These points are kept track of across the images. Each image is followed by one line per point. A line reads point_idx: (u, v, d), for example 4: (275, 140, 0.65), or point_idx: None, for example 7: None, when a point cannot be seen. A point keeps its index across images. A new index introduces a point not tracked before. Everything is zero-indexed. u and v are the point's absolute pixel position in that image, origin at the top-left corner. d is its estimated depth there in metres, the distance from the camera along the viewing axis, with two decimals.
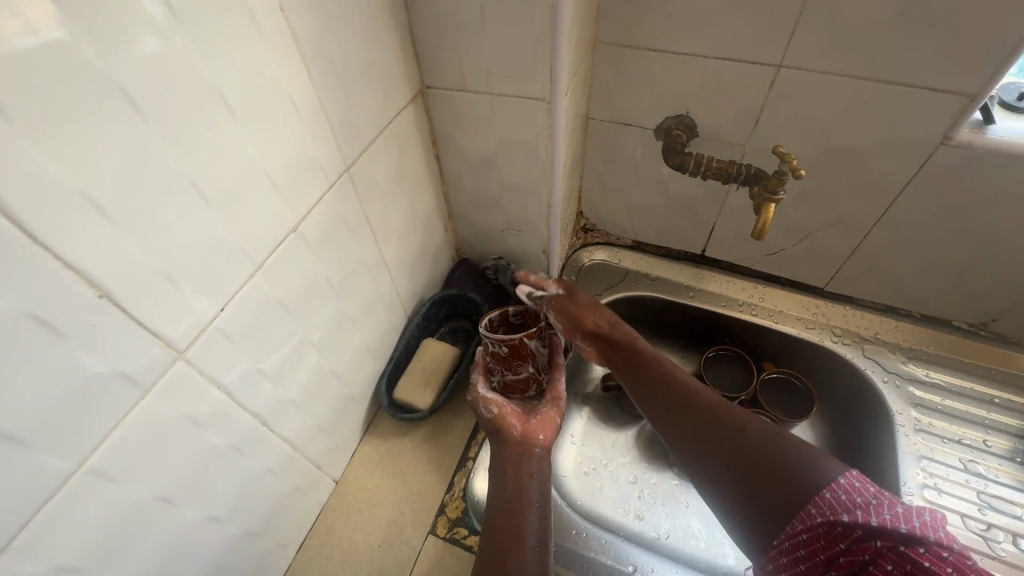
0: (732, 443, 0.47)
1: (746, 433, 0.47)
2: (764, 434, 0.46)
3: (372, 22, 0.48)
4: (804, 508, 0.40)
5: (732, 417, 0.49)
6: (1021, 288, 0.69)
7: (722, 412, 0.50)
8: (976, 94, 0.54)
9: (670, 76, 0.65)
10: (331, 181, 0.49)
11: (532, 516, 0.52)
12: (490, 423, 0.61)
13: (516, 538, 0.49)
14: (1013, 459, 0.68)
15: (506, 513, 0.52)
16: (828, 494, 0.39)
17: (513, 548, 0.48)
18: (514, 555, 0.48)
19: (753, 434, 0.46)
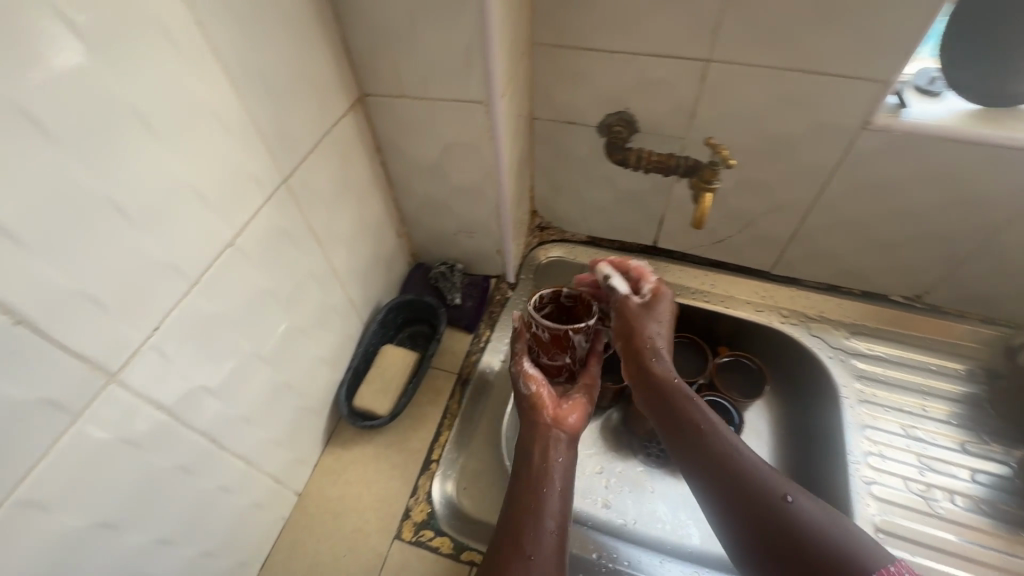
0: (778, 515, 0.46)
1: (796, 511, 0.46)
2: (815, 517, 0.46)
3: (300, 33, 0.48)
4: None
5: (779, 486, 0.48)
6: (947, 260, 0.73)
7: (768, 479, 0.49)
8: (887, 80, 0.57)
9: (607, 74, 0.66)
10: (268, 193, 0.48)
11: (552, 497, 0.53)
12: (526, 400, 0.61)
13: (533, 521, 0.51)
14: (951, 422, 0.72)
15: (527, 493, 0.53)
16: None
17: (529, 534, 0.50)
18: (532, 540, 0.49)
19: (802, 514, 0.46)
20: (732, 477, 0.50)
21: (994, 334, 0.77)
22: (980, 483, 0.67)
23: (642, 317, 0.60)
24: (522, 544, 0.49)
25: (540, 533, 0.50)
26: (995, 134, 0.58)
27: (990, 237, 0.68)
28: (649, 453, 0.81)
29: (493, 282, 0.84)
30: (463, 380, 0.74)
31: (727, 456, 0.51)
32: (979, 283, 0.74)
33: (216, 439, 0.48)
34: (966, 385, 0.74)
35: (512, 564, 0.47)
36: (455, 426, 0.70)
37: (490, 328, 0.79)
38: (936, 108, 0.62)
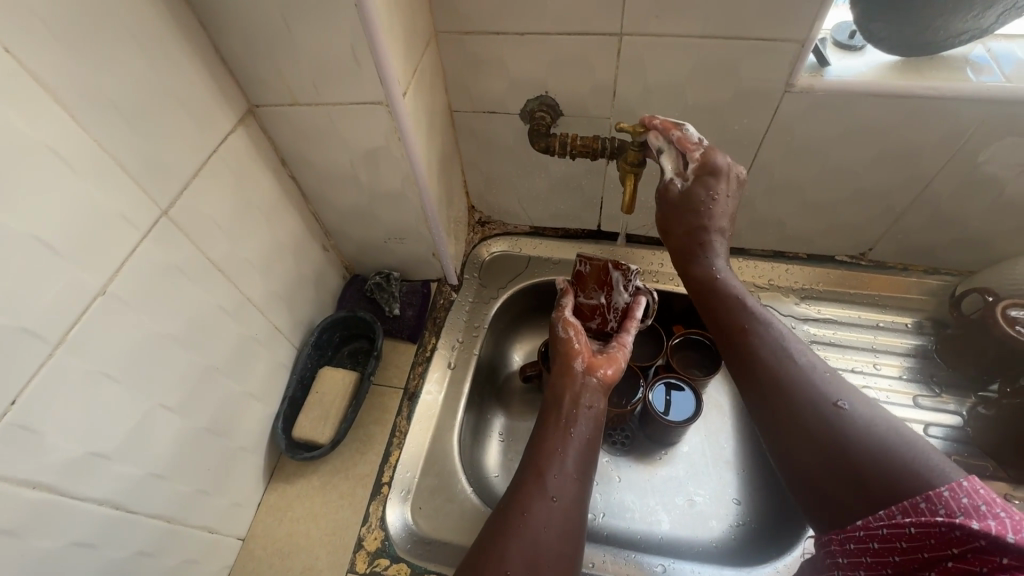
0: (827, 423, 0.40)
1: (848, 417, 0.40)
2: (871, 421, 0.39)
3: (157, 46, 0.43)
4: (907, 497, 0.34)
5: (831, 392, 0.42)
6: (886, 216, 0.72)
7: (819, 385, 0.43)
8: (805, 39, 0.54)
9: (520, 58, 0.62)
10: (146, 230, 0.44)
11: (575, 444, 0.56)
12: (563, 344, 0.65)
13: (554, 464, 0.54)
14: (902, 377, 0.72)
15: (551, 437, 0.56)
16: (946, 493, 0.32)
17: (552, 477, 0.53)
18: (554, 479, 0.52)
19: (855, 418, 0.40)
20: (774, 389, 0.44)
21: (939, 284, 0.77)
22: (934, 437, 0.68)
23: (689, 203, 0.54)
24: (545, 485, 0.52)
25: (561, 476, 0.53)
26: (916, 87, 0.57)
27: (924, 189, 0.67)
28: (613, 441, 0.80)
29: (435, 286, 0.80)
30: (410, 395, 0.71)
31: (772, 372, 0.45)
32: (919, 235, 0.73)
33: (123, 505, 0.44)
34: (915, 338, 0.75)
35: (533, 500, 0.50)
36: (406, 444, 0.67)
37: (435, 336, 0.77)
38: (857, 63, 0.60)
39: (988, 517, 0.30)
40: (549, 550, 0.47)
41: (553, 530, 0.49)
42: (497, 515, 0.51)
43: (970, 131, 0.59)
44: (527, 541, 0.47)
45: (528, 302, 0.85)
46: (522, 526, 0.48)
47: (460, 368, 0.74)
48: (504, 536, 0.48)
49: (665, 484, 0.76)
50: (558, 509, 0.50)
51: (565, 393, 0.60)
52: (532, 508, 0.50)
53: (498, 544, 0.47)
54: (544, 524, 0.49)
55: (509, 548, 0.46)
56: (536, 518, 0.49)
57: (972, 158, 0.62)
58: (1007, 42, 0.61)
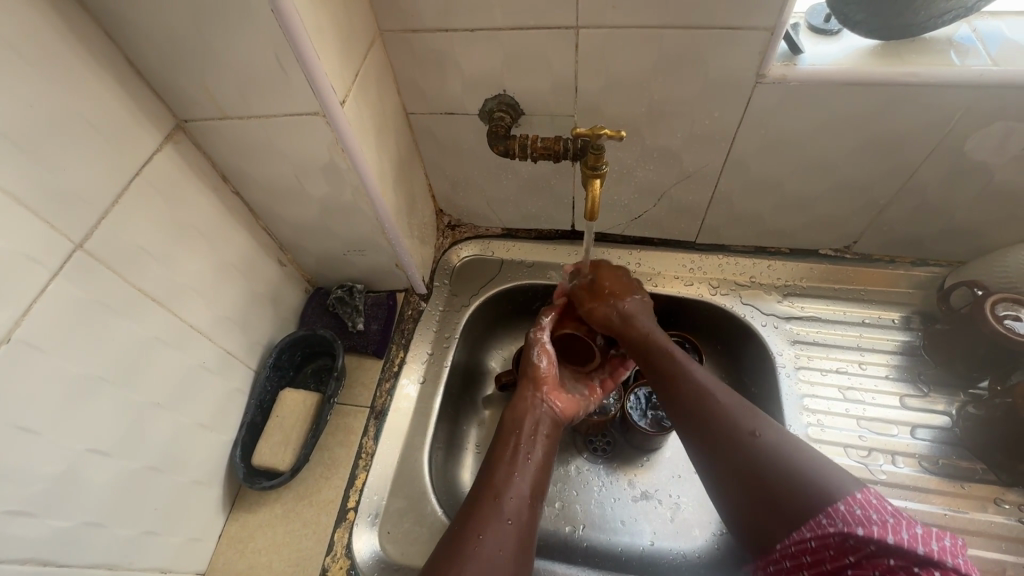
0: (746, 452, 0.47)
1: (762, 446, 0.46)
2: (782, 449, 0.45)
3: (55, 67, 0.40)
4: (812, 515, 0.40)
5: (749, 423, 0.48)
6: (869, 208, 0.68)
7: (740, 419, 0.49)
8: (773, 26, 0.50)
9: (472, 56, 0.58)
10: (57, 267, 0.41)
11: (530, 469, 0.56)
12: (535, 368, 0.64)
13: (508, 488, 0.53)
14: (889, 376, 0.69)
15: (507, 461, 0.56)
16: (843, 508, 0.39)
17: (508, 500, 0.52)
18: (509, 501, 0.52)
19: (769, 448, 0.46)
20: (706, 424, 0.51)
21: (927, 276, 0.74)
22: (921, 439, 0.65)
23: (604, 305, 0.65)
24: (500, 509, 0.51)
25: (517, 499, 0.52)
26: (895, 74, 0.53)
27: (908, 180, 0.63)
28: (593, 448, 0.77)
29: (402, 296, 0.77)
30: (377, 414, 0.68)
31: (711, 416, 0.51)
32: (904, 227, 0.70)
33: (47, 560, 0.42)
34: (902, 334, 0.72)
35: (489, 523, 0.49)
36: (372, 466, 0.64)
37: (403, 350, 0.73)
38: (832, 49, 0.56)
39: (874, 524, 0.37)
40: (505, 570, 0.46)
41: (508, 551, 0.47)
42: (449, 536, 0.49)
43: (954, 119, 0.56)
44: (483, 562, 0.46)
45: (503, 308, 0.81)
46: (478, 548, 0.47)
47: (429, 383, 0.70)
48: (459, 556, 0.46)
49: (646, 492, 0.74)
50: (512, 531, 0.49)
51: (526, 416, 0.60)
52: (489, 529, 0.48)
53: (455, 562, 0.45)
54: (499, 546, 0.47)
55: (467, 567, 0.45)
56: (491, 541, 0.47)
57: (957, 147, 0.58)
58: (993, 21, 0.57)
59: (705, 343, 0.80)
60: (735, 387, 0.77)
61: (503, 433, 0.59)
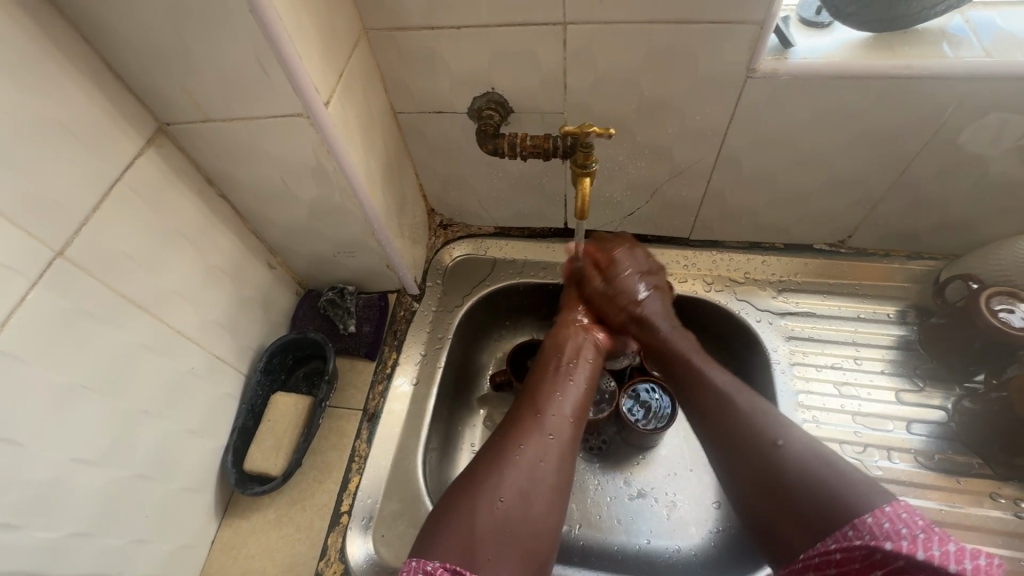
0: (768, 460, 0.46)
1: (786, 456, 0.45)
2: (808, 458, 0.44)
3: (30, 71, 0.39)
4: (839, 527, 0.39)
5: (773, 432, 0.47)
6: (864, 202, 0.68)
7: (764, 427, 0.48)
8: (763, 20, 0.50)
9: (460, 54, 0.58)
10: (36, 276, 0.40)
11: (573, 389, 0.56)
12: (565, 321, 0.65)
13: (550, 406, 0.54)
14: (884, 371, 0.69)
15: (548, 380, 0.56)
16: (870, 520, 0.37)
17: (549, 417, 0.53)
18: (552, 418, 0.53)
19: (793, 458, 0.45)
20: (728, 428, 0.50)
21: (922, 269, 0.73)
22: (917, 434, 0.65)
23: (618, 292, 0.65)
24: (542, 423, 0.52)
25: (559, 417, 0.53)
26: (887, 66, 0.52)
27: (901, 173, 0.63)
28: (590, 447, 0.76)
29: (394, 297, 0.76)
30: (370, 416, 0.67)
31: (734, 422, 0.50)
32: (899, 221, 0.69)
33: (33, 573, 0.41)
34: (898, 329, 0.71)
35: (530, 436, 0.51)
36: (366, 469, 0.63)
37: (395, 351, 0.73)
38: (824, 41, 0.56)
39: (902, 538, 0.35)
40: (544, 482, 0.48)
41: (547, 463, 0.49)
42: (489, 446, 0.51)
43: (948, 111, 0.55)
44: (521, 475, 0.48)
45: (496, 307, 0.80)
46: (518, 461, 0.49)
47: (422, 384, 0.70)
48: (498, 467, 0.48)
49: (643, 491, 0.73)
50: (555, 446, 0.50)
51: (566, 342, 0.61)
52: (529, 444, 0.50)
53: (493, 475, 0.47)
54: (538, 459, 0.49)
55: (505, 480, 0.47)
56: (531, 455, 0.49)
57: (950, 139, 0.58)
58: (986, 11, 0.56)
59: (700, 340, 0.79)
60: None
61: (545, 354, 0.60)
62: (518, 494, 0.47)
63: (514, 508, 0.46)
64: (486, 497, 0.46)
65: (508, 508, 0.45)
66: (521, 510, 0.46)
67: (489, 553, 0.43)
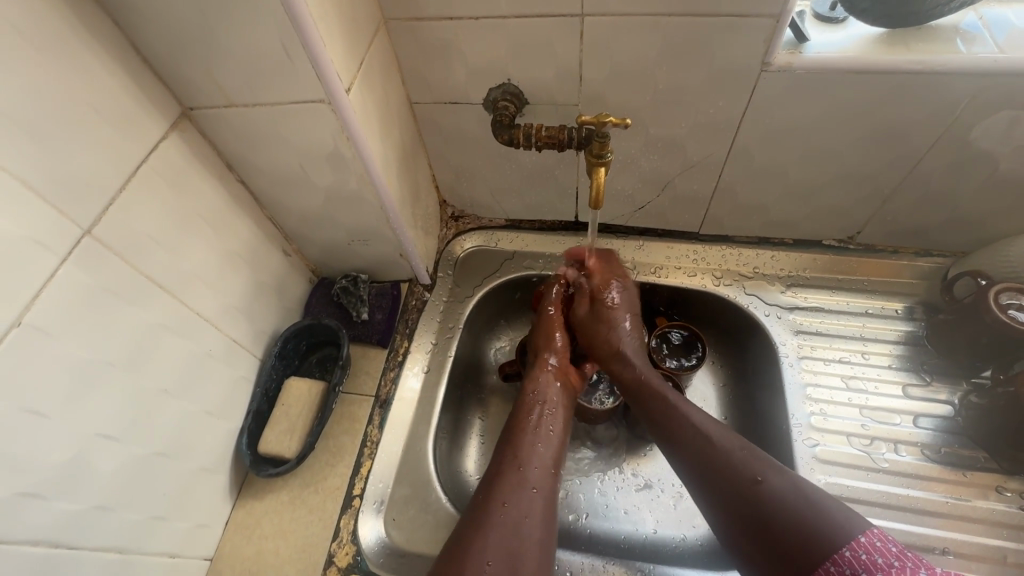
0: (750, 498, 0.46)
1: (767, 491, 0.45)
2: (785, 492, 0.45)
3: (63, 54, 0.40)
4: (821, 564, 0.39)
5: (752, 468, 0.48)
6: (874, 198, 0.68)
7: (743, 461, 0.49)
8: (779, 13, 0.50)
9: (477, 44, 0.58)
10: (65, 253, 0.41)
11: (551, 442, 0.57)
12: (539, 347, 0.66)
13: (531, 458, 0.55)
14: (891, 365, 0.70)
15: (530, 431, 0.58)
16: (848, 553, 0.38)
17: (531, 471, 0.54)
18: (533, 471, 0.54)
19: (774, 494, 0.45)
20: (710, 465, 0.50)
21: (930, 266, 0.74)
22: (924, 428, 0.66)
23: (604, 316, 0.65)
24: (524, 477, 0.53)
25: (540, 468, 0.54)
26: (901, 62, 0.53)
27: (911, 170, 0.63)
28: (597, 438, 0.77)
29: (406, 287, 0.77)
30: (382, 402, 0.68)
31: (711, 459, 0.50)
32: (908, 217, 0.70)
33: (62, 542, 0.43)
34: (905, 324, 0.72)
35: (513, 491, 0.51)
36: (377, 454, 0.64)
37: (407, 340, 0.73)
38: (840, 36, 0.56)
39: (881, 571, 0.36)
40: (530, 538, 0.48)
41: (534, 519, 0.50)
42: (474, 504, 0.51)
43: (960, 108, 0.55)
44: (508, 531, 0.48)
45: (506, 299, 0.81)
46: (503, 517, 0.49)
47: (433, 372, 0.71)
48: (483, 529, 0.48)
49: (648, 482, 0.74)
50: (538, 498, 0.52)
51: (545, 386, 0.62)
52: (512, 499, 0.51)
53: (477, 537, 0.47)
54: (525, 515, 0.50)
55: (489, 541, 0.47)
56: (515, 511, 0.50)
57: (962, 136, 0.58)
58: (999, 8, 0.56)
59: (707, 334, 0.80)
60: (738, 378, 0.77)
61: (524, 405, 0.60)
62: (506, 555, 0.46)
63: (503, 570, 0.45)
64: (473, 560, 0.45)
65: (497, 569, 0.45)
66: (511, 570, 0.45)
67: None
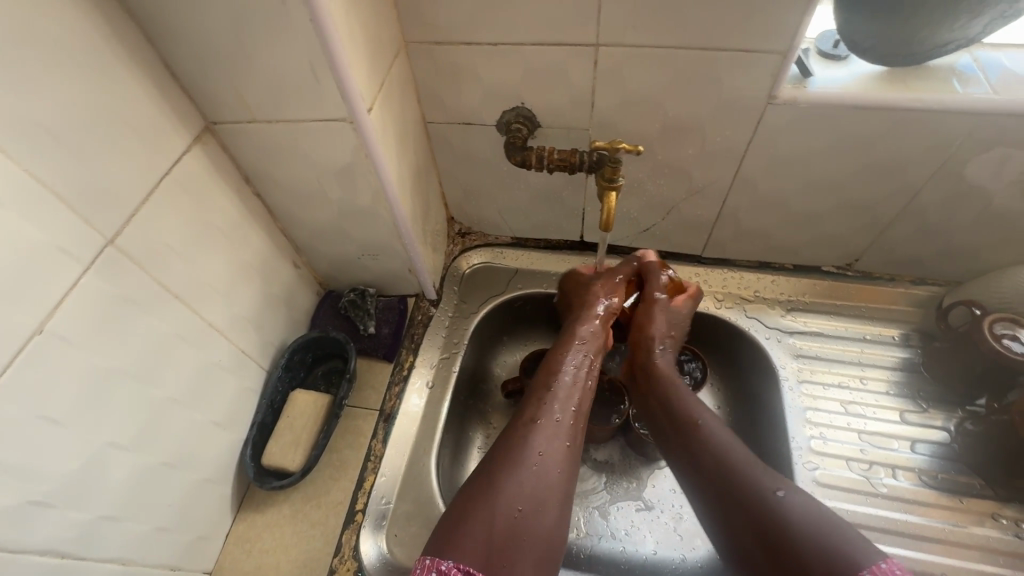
0: (761, 510, 0.46)
1: (784, 506, 0.45)
2: (804, 509, 0.45)
3: (97, 68, 0.41)
4: None
5: (771, 482, 0.48)
6: (873, 226, 0.70)
7: (761, 475, 0.49)
8: (786, 50, 0.52)
9: (493, 69, 0.60)
10: (88, 262, 0.42)
11: (582, 388, 0.58)
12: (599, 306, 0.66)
13: (564, 403, 0.56)
14: (889, 392, 0.71)
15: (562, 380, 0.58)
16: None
17: (562, 415, 0.54)
18: (564, 416, 0.55)
19: (795, 509, 0.45)
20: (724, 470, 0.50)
21: (926, 294, 0.76)
22: (921, 454, 0.67)
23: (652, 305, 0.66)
24: (556, 423, 0.54)
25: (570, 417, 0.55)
26: (900, 99, 0.55)
27: (909, 201, 0.66)
28: (596, 458, 0.78)
29: (413, 302, 0.78)
30: (386, 417, 0.68)
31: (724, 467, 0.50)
32: (905, 247, 0.72)
33: (69, 552, 0.43)
34: (902, 351, 0.73)
35: (544, 434, 0.52)
36: (381, 468, 0.64)
37: (412, 354, 0.74)
38: (841, 73, 0.59)
39: None
40: (558, 482, 0.50)
41: (563, 463, 0.51)
42: (505, 440, 0.53)
43: (957, 144, 0.58)
44: (538, 476, 0.49)
45: (510, 316, 0.81)
46: (534, 460, 0.50)
47: (438, 387, 0.71)
48: (515, 467, 0.50)
49: (649, 503, 0.74)
50: (566, 445, 0.53)
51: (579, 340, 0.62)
52: (543, 442, 0.52)
53: (507, 479, 0.49)
54: (553, 459, 0.51)
55: (520, 484, 0.48)
56: (546, 453, 0.51)
57: (959, 169, 0.60)
58: (994, 51, 0.59)
59: (708, 356, 0.81)
60: (739, 399, 0.78)
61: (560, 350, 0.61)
62: (535, 495, 0.48)
63: (530, 509, 0.47)
64: (502, 503, 0.47)
65: (525, 510, 0.47)
66: (538, 510, 0.48)
67: (508, 551, 0.44)
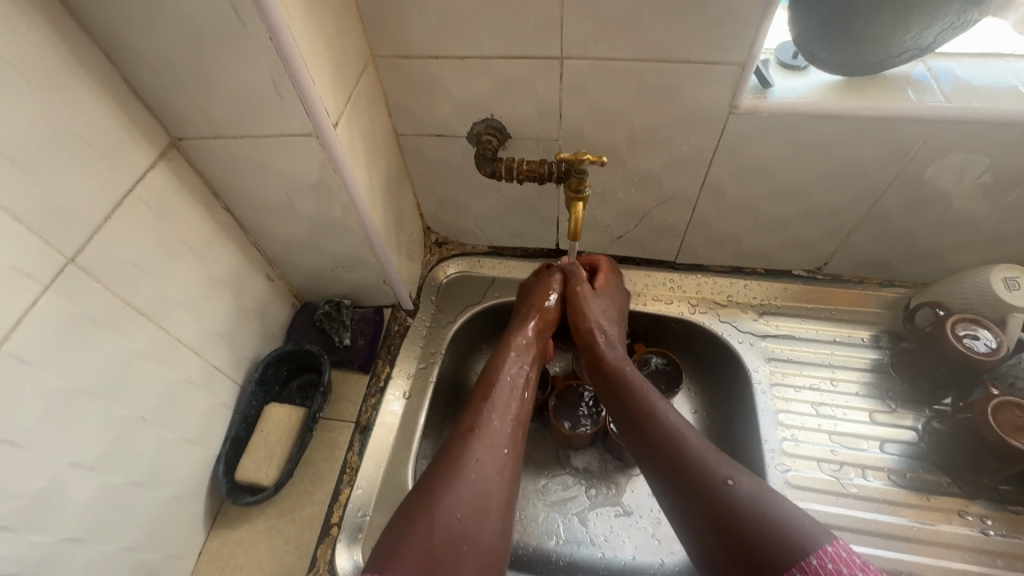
0: (717, 496, 0.46)
1: (736, 494, 0.46)
2: (752, 495, 0.45)
3: (55, 87, 0.41)
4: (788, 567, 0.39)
5: (722, 471, 0.48)
6: (839, 231, 0.72)
7: (712, 464, 0.49)
8: (744, 62, 0.54)
9: (461, 82, 0.61)
10: (47, 281, 0.42)
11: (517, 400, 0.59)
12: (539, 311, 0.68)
13: (499, 417, 0.56)
14: (859, 393, 0.72)
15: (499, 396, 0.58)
16: (816, 561, 0.39)
17: (497, 429, 0.55)
18: (500, 429, 0.55)
19: (743, 498, 0.45)
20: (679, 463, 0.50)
21: (894, 296, 0.77)
22: (890, 453, 0.68)
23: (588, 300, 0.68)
24: (491, 437, 0.54)
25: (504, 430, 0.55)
26: (857, 107, 0.57)
27: (872, 206, 0.67)
28: (575, 465, 0.78)
29: (389, 312, 0.78)
30: (362, 428, 0.68)
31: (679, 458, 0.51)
32: (871, 250, 0.73)
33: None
34: (872, 352, 0.75)
35: (480, 448, 0.52)
36: (357, 481, 0.64)
37: (389, 365, 0.73)
38: (801, 83, 0.60)
39: None
40: (494, 496, 0.50)
41: (499, 478, 0.51)
42: (441, 455, 0.52)
43: (914, 149, 0.59)
44: (474, 490, 0.49)
45: (488, 324, 0.82)
46: (468, 473, 0.50)
47: (414, 398, 0.71)
48: (450, 480, 0.49)
49: (628, 508, 0.75)
50: (505, 461, 0.53)
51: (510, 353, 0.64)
52: (478, 454, 0.52)
53: (439, 495, 0.47)
54: (489, 472, 0.51)
55: (454, 497, 0.48)
56: (482, 465, 0.51)
57: (918, 174, 0.62)
58: (947, 60, 0.61)
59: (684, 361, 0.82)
60: (715, 403, 0.79)
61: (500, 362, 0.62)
62: (472, 510, 0.48)
63: (466, 524, 0.46)
64: (434, 513, 0.46)
65: (462, 525, 0.46)
66: (475, 526, 0.47)
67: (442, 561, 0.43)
